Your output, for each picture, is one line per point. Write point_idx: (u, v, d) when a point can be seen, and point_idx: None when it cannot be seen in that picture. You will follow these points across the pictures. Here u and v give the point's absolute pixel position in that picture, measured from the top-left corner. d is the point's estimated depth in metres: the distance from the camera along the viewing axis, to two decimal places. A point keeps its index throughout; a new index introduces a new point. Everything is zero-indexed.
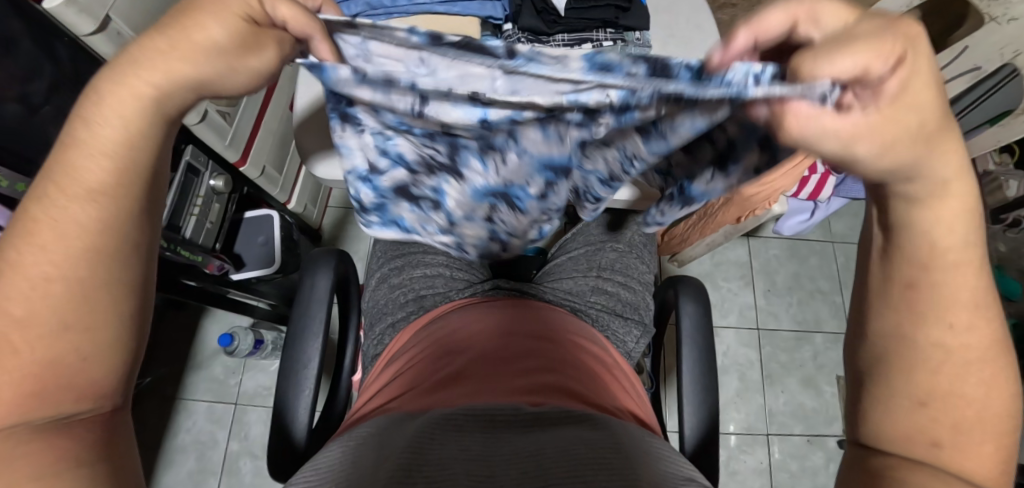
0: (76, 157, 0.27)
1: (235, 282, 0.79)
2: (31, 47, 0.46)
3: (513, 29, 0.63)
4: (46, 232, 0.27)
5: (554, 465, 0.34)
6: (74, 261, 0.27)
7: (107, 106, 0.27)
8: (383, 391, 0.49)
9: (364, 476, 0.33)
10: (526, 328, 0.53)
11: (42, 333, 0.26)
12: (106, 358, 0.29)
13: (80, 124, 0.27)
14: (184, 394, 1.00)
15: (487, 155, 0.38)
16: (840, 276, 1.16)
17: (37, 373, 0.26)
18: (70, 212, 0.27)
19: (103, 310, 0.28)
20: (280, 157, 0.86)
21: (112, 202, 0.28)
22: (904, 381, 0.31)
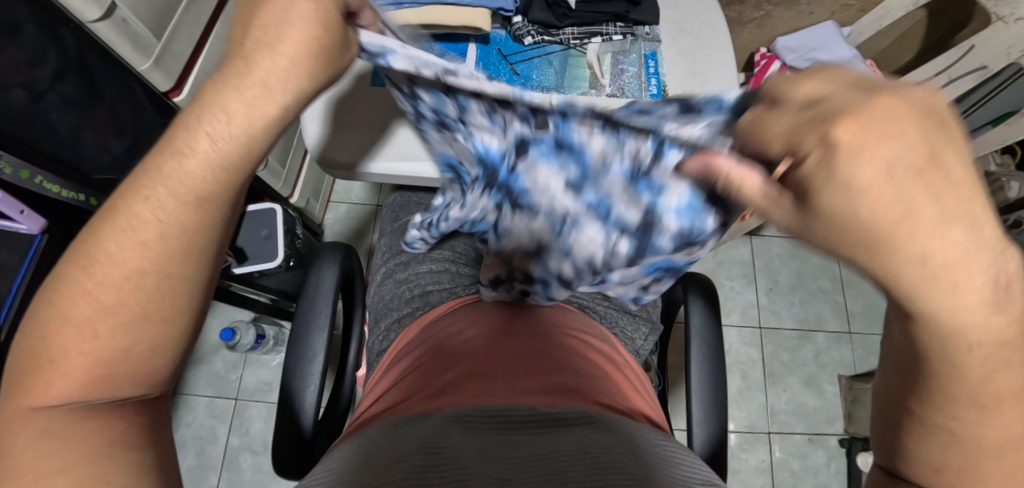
0: (177, 158, 0.26)
1: (237, 276, 0.78)
2: (37, 33, 0.45)
3: (522, 22, 0.63)
4: (150, 227, 0.27)
5: (573, 468, 0.33)
6: (171, 257, 0.28)
7: (224, 115, 0.26)
8: (390, 393, 0.48)
9: (377, 477, 0.33)
10: (536, 327, 0.53)
11: (123, 321, 0.27)
12: (170, 348, 0.29)
13: (186, 130, 0.26)
14: (184, 389, 0.99)
15: (442, 129, 0.40)
16: (842, 275, 1.16)
17: (109, 361, 0.27)
18: (172, 212, 0.27)
19: (178, 306, 0.29)
20: (284, 151, 0.85)
21: (215, 208, 0.28)
22: None
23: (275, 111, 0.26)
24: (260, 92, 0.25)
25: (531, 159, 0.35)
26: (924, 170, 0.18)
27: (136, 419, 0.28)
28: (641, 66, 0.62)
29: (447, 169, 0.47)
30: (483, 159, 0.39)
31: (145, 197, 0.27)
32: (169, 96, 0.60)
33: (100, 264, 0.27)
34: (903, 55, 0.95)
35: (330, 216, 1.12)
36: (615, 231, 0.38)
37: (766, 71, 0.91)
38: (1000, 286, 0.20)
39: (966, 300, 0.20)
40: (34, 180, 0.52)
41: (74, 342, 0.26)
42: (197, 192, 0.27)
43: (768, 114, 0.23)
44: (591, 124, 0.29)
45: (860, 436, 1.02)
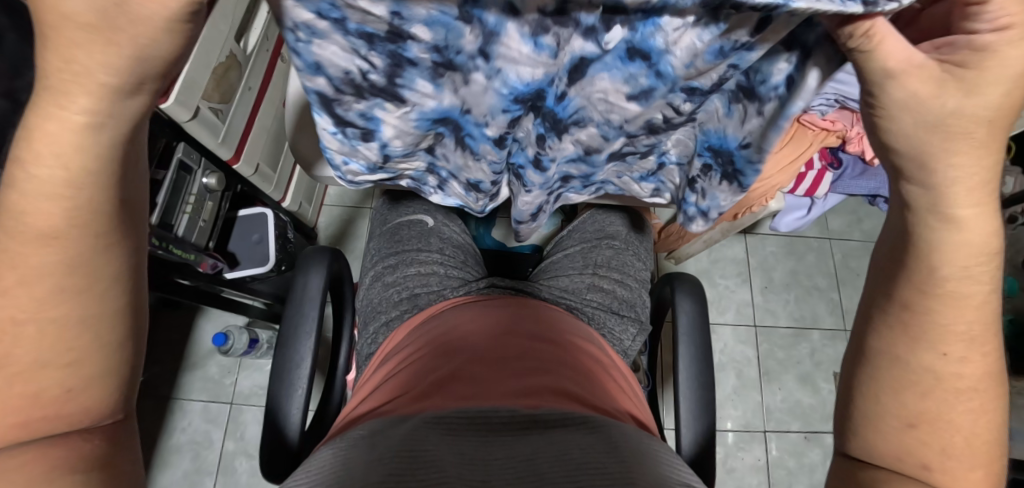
0: (17, 201, 0.25)
1: (229, 280, 0.79)
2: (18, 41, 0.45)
3: None
4: (7, 276, 0.26)
5: (552, 469, 0.33)
6: (44, 302, 0.26)
7: (37, 143, 0.24)
8: (375, 395, 0.48)
9: (356, 479, 0.33)
10: (522, 328, 0.52)
11: (19, 372, 0.26)
12: (93, 384, 0.29)
13: (15, 167, 0.25)
14: (179, 394, 0.99)
15: (439, 74, 0.29)
16: (838, 273, 1.16)
17: (22, 406, 0.27)
18: (30, 258, 0.26)
19: (84, 346, 0.28)
20: (274, 155, 0.85)
21: (73, 242, 0.26)
22: (894, 407, 0.33)
23: (79, 118, 0.24)
24: (56, 102, 0.23)
25: (587, 76, 0.29)
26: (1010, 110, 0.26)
27: (79, 443, 0.28)
28: None
29: (430, 128, 0.35)
30: (517, 103, 0.31)
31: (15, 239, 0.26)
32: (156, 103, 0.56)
33: None
34: None
35: (324, 220, 1.12)
36: (680, 104, 0.32)
37: None
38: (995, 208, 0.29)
39: (972, 213, 0.29)
40: None
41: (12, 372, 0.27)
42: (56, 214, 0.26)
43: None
44: (687, 16, 0.24)
45: None
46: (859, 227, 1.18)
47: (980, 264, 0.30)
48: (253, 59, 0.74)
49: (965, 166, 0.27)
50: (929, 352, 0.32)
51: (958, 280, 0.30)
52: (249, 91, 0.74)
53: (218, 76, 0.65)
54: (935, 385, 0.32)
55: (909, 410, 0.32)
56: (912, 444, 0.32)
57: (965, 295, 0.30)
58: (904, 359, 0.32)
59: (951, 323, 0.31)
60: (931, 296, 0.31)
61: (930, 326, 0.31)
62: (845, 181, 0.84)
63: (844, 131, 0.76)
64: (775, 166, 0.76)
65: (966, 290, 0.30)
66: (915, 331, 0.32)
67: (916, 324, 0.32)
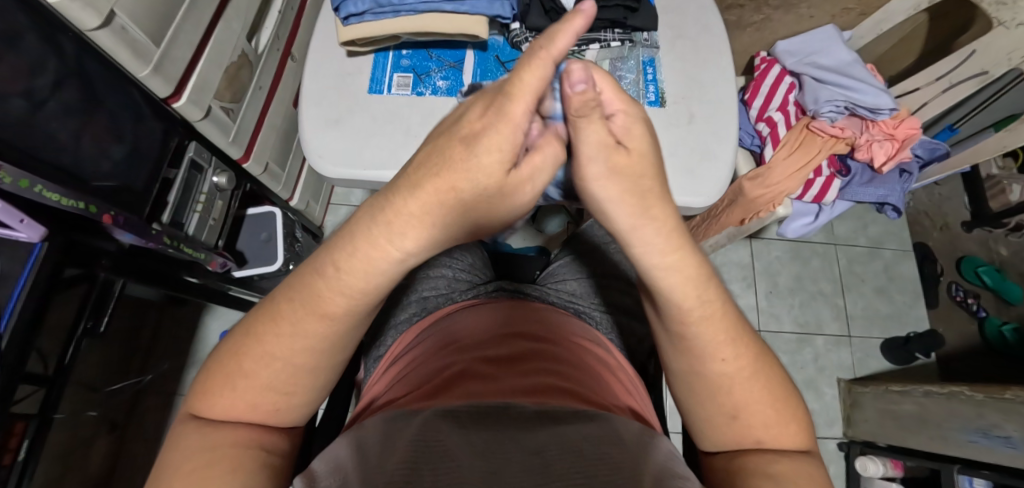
0: (312, 289, 0.31)
1: (237, 279, 0.80)
2: (37, 41, 0.43)
3: (520, 29, 0.59)
4: (280, 343, 0.33)
5: (558, 459, 0.30)
6: (292, 371, 0.34)
7: (358, 255, 0.29)
8: (388, 393, 0.45)
9: (370, 468, 0.30)
10: (519, 323, 0.52)
11: (255, 389, 0.35)
12: (291, 403, 0.36)
13: (329, 271, 0.30)
14: (183, 390, 0.99)
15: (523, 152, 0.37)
16: (842, 278, 1.17)
17: (263, 404, 0.35)
18: (306, 330, 0.33)
19: (300, 383, 0.35)
20: (283, 155, 0.85)
21: (334, 331, 0.33)
22: (730, 432, 0.37)
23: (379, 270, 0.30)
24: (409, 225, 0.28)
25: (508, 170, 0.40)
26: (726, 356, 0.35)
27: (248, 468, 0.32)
28: (639, 72, 0.60)
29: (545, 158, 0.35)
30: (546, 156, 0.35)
31: (321, 280, 0.31)
32: (168, 103, 0.57)
33: (254, 352, 0.34)
34: (903, 59, 0.91)
35: (330, 218, 1.13)
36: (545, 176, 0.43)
37: (766, 76, 0.84)
38: (738, 350, 0.35)
39: (734, 353, 0.35)
40: (34, 189, 0.44)
41: (271, 344, 0.33)
42: (340, 288, 0.31)
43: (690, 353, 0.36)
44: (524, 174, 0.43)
45: (859, 438, 1.03)
46: (864, 233, 1.20)
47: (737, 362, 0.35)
48: (264, 58, 0.74)
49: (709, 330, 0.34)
50: (726, 408, 0.36)
51: (733, 361, 0.35)
52: (260, 90, 0.74)
53: (231, 74, 0.65)
54: (746, 417, 0.36)
55: (749, 430, 0.36)
56: (741, 433, 0.36)
57: (727, 368, 0.35)
58: (712, 409, 0.37)
59: (752, 377, 0.36)
60: (716, 377, 0.36)
61: (727, 383, 0.36)
62: (853, 188, 0.83)
63: (853, 137, 0.80)
64: (783, 171, 0.78)
65: (720, 367, 0.35)
66: (725, 388, 0.36)
67: (713, 387, 0.36)
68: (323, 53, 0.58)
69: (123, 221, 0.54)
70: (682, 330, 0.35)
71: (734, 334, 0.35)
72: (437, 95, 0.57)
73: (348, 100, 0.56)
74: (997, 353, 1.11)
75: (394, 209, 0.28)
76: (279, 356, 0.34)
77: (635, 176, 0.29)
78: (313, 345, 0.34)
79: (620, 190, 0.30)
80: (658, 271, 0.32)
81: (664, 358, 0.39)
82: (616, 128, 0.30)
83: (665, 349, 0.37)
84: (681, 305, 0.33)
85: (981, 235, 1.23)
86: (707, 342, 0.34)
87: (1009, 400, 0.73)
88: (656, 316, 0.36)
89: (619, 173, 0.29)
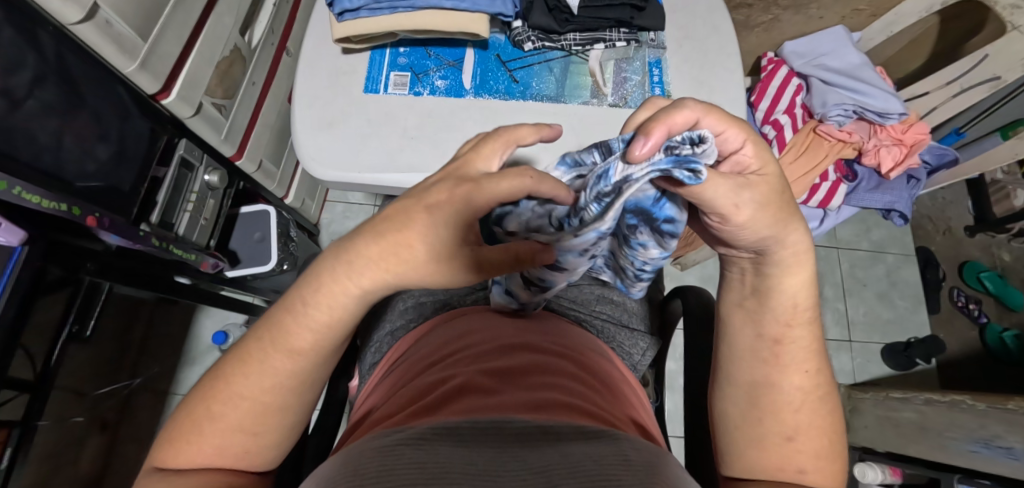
0: (279, 326, 0.34)
1: (229, 279, 0.78)
2: (14, 35, 0.41)
3: (523, 27, 0.57)
4: (247, 379, 0.34)
5: (564, 478, 0.27)
6: (262, 410, 0.35)
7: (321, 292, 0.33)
8: (381, 409, 0.43)
9: (367, 474, 0.28)
10: (504, 330, 0.51)
11: (220, 431, 0.34)
12: (262, 442, 0.36)
13: (288, 313, 0.34)
14: (178, 389, 0.98)
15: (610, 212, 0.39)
16: (844, 282, 1.16)
17: (234, 444, 0.35)
18: (273, 362, 0.34)
19: (268, 423, 0.35)
20: (278, 151, 0.83)
21: (302, 361, 0.35)
22: (779, 447, 0.39)
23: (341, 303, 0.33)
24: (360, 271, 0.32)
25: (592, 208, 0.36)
26: (809, 370, 0.39)
27: None
28: (644, 73, 0.58)
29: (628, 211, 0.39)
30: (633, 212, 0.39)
31: (289, 319, 0.34)
32: (157, 99, 0.55)
33: (224, 393, 0.34)
34: (912, 61, 0.89)
35: (326, 215, 1.11)
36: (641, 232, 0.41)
37: (772, 78, 0.82)
38: (815, 374, 0.40)
39: (806, 371, 0.39)
40: (12, 191, 0.42)
41: (239, 384, 0.34)
42: (308, 327, 0.34)
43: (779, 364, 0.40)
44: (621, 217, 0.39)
45: (859, 445, 1.03)
46: (867, 236, 1.20)
47: (805, 380, 0.39)
48: (257, 53, 0.72)
49: (800, 338, 0.39)
50: (786, 424, 0.39)
51: (810, 376, 0.39)
52: (253, 86, 0.72)
53: (222, 70, 0.63)
54: (797, 431, 0.39)
55: (795, 443, 0.39)
56: (789, 455, 0.39)
57: (801, 385, 0.39)
58: (767, 417, 0.39)
59: (817, 395, 0.40)
60: (790, 392, 0.39)
61: (794, 397, 0.39)
62: (860, 193, 0.81)
63: (861, 142, 0.78)
64: (789, 177, 0.77)
65: (802, 379, 0.39)
66: (792, 401, 0.39)
67: (779, 398, 0.39)
68: (318, 50, 0.56)
69: (108, 224, 0.52)
70: (782, 332, 0.39)
71: (818, 359, 0.40)
72: (436, 95, 0.55)
73: (343, 100, 0.54)
74: (997, 360, 1.10)
75: (351, 254, 0.32)
76: (246, 396, 0.34)
77: (778, 191, 0.34)
78: (281, 381, 0.35)
79: (772, 208, 0.34)
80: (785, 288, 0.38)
81: (730, 369, 0.42)
82: (745, 160, 0.34)
83: (742, 355, 0.41)
84: (796, 303, 0.39)
85: (984, 240, 1.22)
86: (801, 349, 0.39)
87: (1011, 411, 0.72)
88: (750, 323, 0.41)
89: (759, 196, 0.34)
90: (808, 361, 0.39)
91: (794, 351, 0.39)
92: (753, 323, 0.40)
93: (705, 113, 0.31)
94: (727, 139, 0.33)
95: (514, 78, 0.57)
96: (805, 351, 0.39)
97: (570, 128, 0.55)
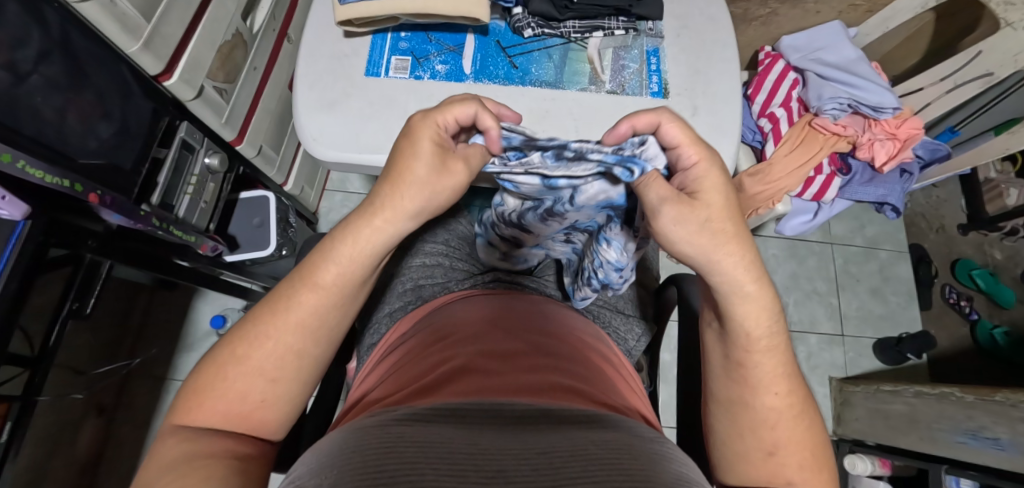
0: (313, 268, 0.36)
1: (229, 263, 0.79)
2: (19, 11, 0.41)
3: (522, 14, 0.58)
4: (273, 323, 0.35)
5: (566, 464, 0.27)
6: (283, 359, 0.36)
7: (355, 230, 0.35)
8: (383, 386, 0.43)
9: (366, 446, 0.28)
10: (518, 318, 0.50)
11: (243, 373, 0.35)
12: (281, 392, 0.36)
13: (324, 256, 0.35)
14: (175, 374, 0.99)
15: (604, 217, 0.47)
16: (838, 277, 1.17)
17: (249, 397, 0.35)
18: (305, 303, 0.36)
19: (291, 371, 0.36)
20: (278, 138, 0.83)
21: (332, 304, 0.36)
22: (762, 467, 0.39)
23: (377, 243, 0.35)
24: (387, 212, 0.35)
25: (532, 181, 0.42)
26: (782, 392, 0.38)
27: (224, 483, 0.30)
28: (642, 62, 0.59)
29: (607, 210, 0.45)
30: (608, 207, 0.45)
31: (318, 258, 0.36)
32: (159, 80, 0.56)
33: (252, 333, 0.35)
34: (909, 57, 0.90)
35: (325, 204, 1.12)
36: (614, 231, 0.46)
37: (769, 71, 0.84)
38: (788, 398, 0.39)
39: (774, 397, 0.38)
40: (16, 165, 0.43)
41: (267, 326, 0.35)
42: (340, 265, 0.35)
43: (750, 397, 0.39)
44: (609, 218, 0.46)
45: (848, 437, 1.04)
46: (861, 232, 1.21)
47: (777, 402, 0.38)
48: (259, 37, 0.72)
49: (767, 363, 0.38)
50: (762, 447, 0.38)
51: (777, 398, 0.38)
52: (254, 71, 0.72)
53: (224, 53, 0.64)
54: (781, 446, 0.38)
55: (783, 462, 0.38)
56: (775, 469, 0.38)
57: (773, 405, 0.38)
58: (746, 440, 0.39)
59: (799, 414, 0.39)
60: (768, 412, 0.38)
61: (763, 424, 0.38)
62: (852, 187, 0.83)
63: (855, 136, 0.79)
64: (784, 168, 0.77)
65: (771, 399, 0.38)
66: (766, 427, 0.38)
67: (754, 421, 0.39)
68: (320, 34, 0.57)
69: (109, 201, 0.52)
70: (744, 358, 0.39)
71: (788, 384, 0.39)
72: (436, 79, 0.56)
73: (343, 83, 0.55)
74: (988, 358, 1.11)
75: (385, 197, 0.34)
76: (273, 335, 0.35)
77: (700, 220, 0.34)
78: (307, 324, 0.36)
79: (690, 229, 0.34)
80: (742, 319, 0.38)
81: (709, 386, 0.42)
82: (688, 181, 0.36)
83: (718, 377, 0.41)
84: (749, 333, 0.38)
85: (976, 238, 1.23)
86: (765, 373, 0.39)
87: (999, 403, 0.73)
88: (719, 343, 0.41)
89: (680, 212, 0.34)
90: (777, 387, 0.38)
91: (761, 370, 0.38)
92: (721, 343, 0.41)
93: (670, 121, 0.36)
94: (681, 153, 0.36)
95: (514, 64, 0.58)
96: (777, 379, 0.39)
97: (569, 113, 0.55)
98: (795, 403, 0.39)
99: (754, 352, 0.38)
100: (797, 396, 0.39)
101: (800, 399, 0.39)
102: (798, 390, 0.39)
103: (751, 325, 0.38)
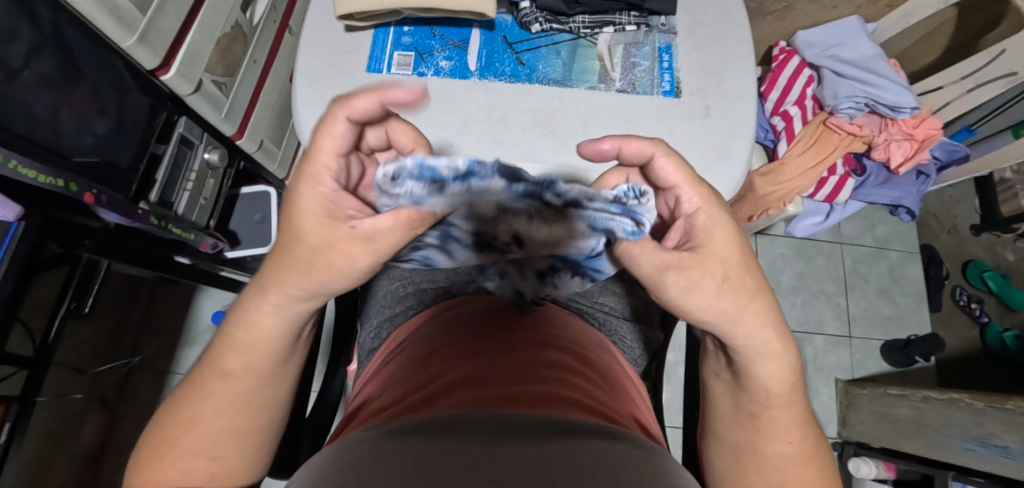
0: (218, 355, 0.35)
1: (229, 260, 0.78)
2: (7, 5, 0.40)
3: (530, 8, 0.56)
4: (196, 407, 0.35)
5: (563, 475, 0.26)
6: (216, 435, 0.36)
7: (247, 320, 0.34)
8: (383, 395, 0.42)
9: (359, 460, 0.27)
10: (516, 326, 0.49)
11: (182, 458, 0.35)
12: (228, 465, 0.36)
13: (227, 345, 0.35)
14: (176, 369, 0.99)
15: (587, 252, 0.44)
16: (846, 278, 1.16)
17: (196, 472, 0.35)
18: (221, 387, 0.35)
19: (230, 445, 0.36)
20: (279, 132, 0.81)
21: (246, 382, 0.36)
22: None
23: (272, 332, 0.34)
24: (272, 299, 0.33)
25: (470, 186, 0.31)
26: (795, 441, 0.37)
27: None
28: (654, 59, 0.57)
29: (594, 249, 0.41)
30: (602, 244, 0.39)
31: (223, 345, 0.35)
32: (156, 74, 0.54)
33: (183, 420, 0.35)
34: (927, 54, 0.87)
35: None
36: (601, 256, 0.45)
37: (783, 67, 0.81)
38: (800, 431, 0.37)
39: (787, 446, 0.37)
40: (7, 165, 0.42)
41: (190, 410, 0.35)
42: (239, 350, 0.35)
43: (761, 426, 0.37)
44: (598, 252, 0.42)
45: (853, 440, 1.03)
46: (871, 232, 1.19)
47: (790, 447, 0.37)
48: (259, 29, 0.70)
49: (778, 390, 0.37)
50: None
51: (789, 446, 0.37)
52: (254, 64, 0.70)
53: (223, 46, 0.62)
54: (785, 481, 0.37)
55: None
56: None
57: (782, 449, 0.37)
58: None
59: (806, 454, 0.38)
60: (774, 436, 0.37)
61: (767, 450, 0.37)
62: (867, 188, 0.81)
63: (871, 136, 0.78)
64: (797, 168, 0.75)
65: (783, 447, 0.37)
66: (767, 452, 0.37)
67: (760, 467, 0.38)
68: (321, 28, 0.55)
69: (107, 201, 0.51)
70: (759, 410, 0.37)
71: (802, 433, 0.37)
72: (439, 76, 0.54)
73: (345, 80, 0.53)
74: (998, 360, 1.09)
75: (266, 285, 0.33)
76: (198, 421, 0.35)
77: (716, 281, 0.32)
78: (231, 405, 0.36)
79: (707, 295, 0.33)
80: (761, 377, 0.36)
81: (715, 430, 0.41)
82: (697, 227, 0.34)
83: (727, 422, 0.39)
84: (768, 390, 0.36)
85: (989, 239, 1.20)
86: (779, 424, 0.37)
87: (1010, 410, 0.71)
88: (730, 393, 0.39)
89: (692, 277, 0.33)
90: (789, 416, 0.37)
91: (777, 421, 0.37)
92: (733, 393, 0.39)
93: (666, 157, 0.34)
94: (681, 194, 0.34)
95: (521, 61, 0.56)
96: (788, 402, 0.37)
97: (577, 112, 0.54)
98: (805, 442, 0.37)
99: (771, 406, 0.36)
100: (808, 421, 0.38)
101: (810, 424, 0.38)
102: (810, 435, 0.38)
103: (772, 382, 0.36)
